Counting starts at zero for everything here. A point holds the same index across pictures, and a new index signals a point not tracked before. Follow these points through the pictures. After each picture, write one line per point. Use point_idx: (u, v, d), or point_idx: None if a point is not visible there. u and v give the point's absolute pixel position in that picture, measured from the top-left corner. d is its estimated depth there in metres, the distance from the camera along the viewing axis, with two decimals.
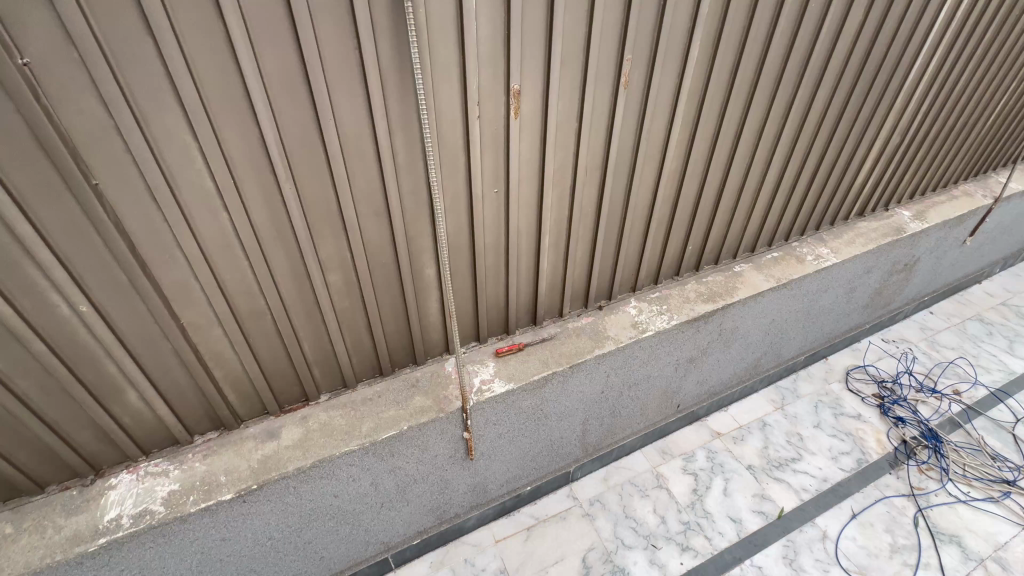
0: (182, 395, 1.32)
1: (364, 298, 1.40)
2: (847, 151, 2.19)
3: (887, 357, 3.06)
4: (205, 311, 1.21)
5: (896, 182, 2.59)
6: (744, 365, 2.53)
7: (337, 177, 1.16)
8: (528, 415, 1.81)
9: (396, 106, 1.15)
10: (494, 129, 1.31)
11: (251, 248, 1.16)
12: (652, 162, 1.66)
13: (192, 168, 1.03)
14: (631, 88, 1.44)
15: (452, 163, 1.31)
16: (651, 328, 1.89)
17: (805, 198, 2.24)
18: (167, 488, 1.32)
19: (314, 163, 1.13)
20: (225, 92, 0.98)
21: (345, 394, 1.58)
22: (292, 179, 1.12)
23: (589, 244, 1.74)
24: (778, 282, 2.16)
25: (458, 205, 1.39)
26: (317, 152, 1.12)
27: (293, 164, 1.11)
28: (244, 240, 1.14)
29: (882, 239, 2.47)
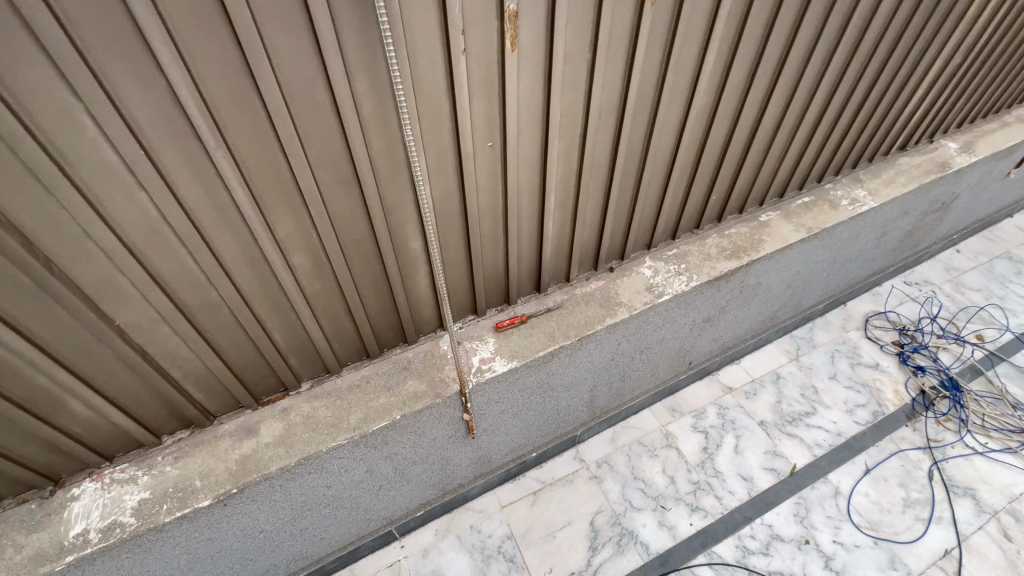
0: (138, 399, 1.15)
1: (339, 281, 1.19)
2: (902, 75, 1.87)
3: (909, 302, 2.88)
4: (145, 309, 1.00)
5: (947, 110, 2.27)
6: (762, 318, 2.37)
7: (286, 142, 0.91)
8: (532, 389, 1.66)
9: (354, 41, 0.87)
10: (486, 67, 1.02)
11: (188, 234, 0.94)
12: (679, 98, 1.37)
13: (87, 137, 0.78)
14: (659, 5, 1.13)
15: (434, 114, 1.04)
16: (668, 291, 1.70)
17: (847, 134, 1.95)
18: (137, 497, 1.19)
19: (253, 124, 0.88)
20: (109, 30, 0.71)
21: (330, 381, 1.42)
22: (226, 147, 0.87)
23: (601, 201, 1.50)
24: (809, 232, 1.93)
25: (445, 164, 1.14)
26: (255, 109, 0.86)
27: (225, 127, 0.86)
28: (177, 227, 0.92)
29: (925, 177, 2.20)
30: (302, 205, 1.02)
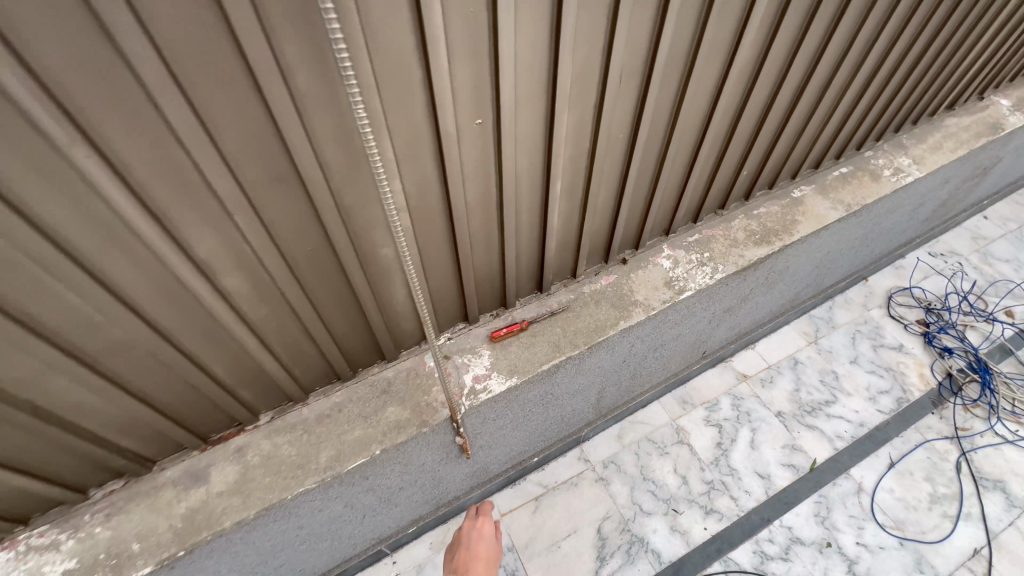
0: (46, 459, 0.91)
1: (291, 303, 0.95)
2: (970, 20, 1.57)
3: (935, 276, 2.67)
4: (24, 357, 0.76)
5: (1004, 61, 1.98)
6: (782, 303, 2.16)
7: (181, 131, 0.67)
8: (534, 402, 1.44)
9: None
10: (472, 14, 0.74)
11: (62, 263, 0.71)
12: (717, 54, 1.09)
13: None
14: None
15: (402, 82, 0.76)
16: (691, 287, 1.45)
17: (898, 93, 1.67)
18: (61, 568, 0.98)
19: (129, 111, 0.63)
20: None
21: (294, 410, 1.18)
22: (94, 143, 0.64)
23: (616, 184, 1.24)
24: (849, 210, 1.68)
25: (420, 149, 0.87)
26: (127, 89, 0.62)
27: (86, 119, 0.62)
28: (43, 256, 0.69)
29: (975, 141, 1.93)
30: (224, 209, 0.77)
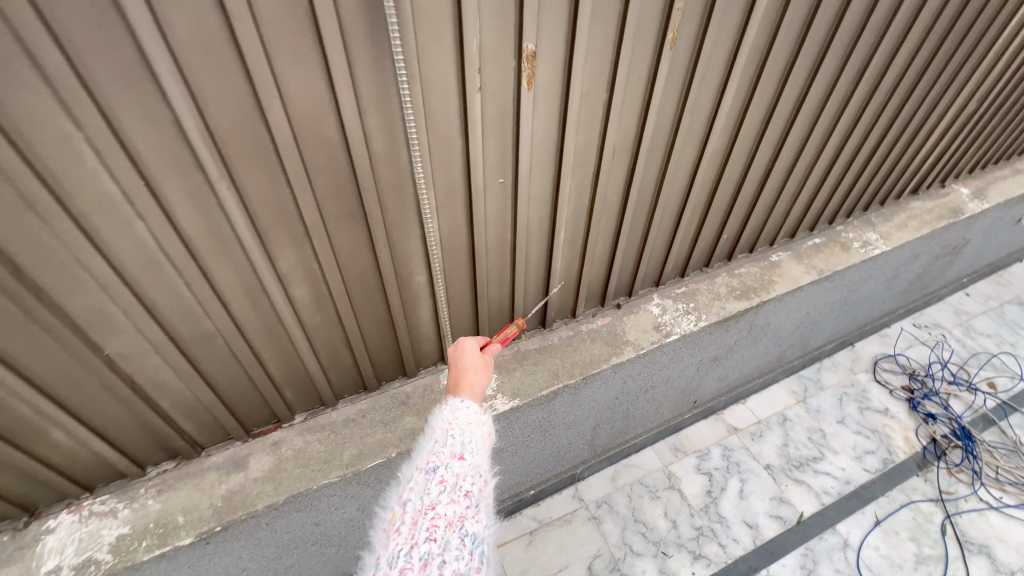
0: (123, 429, 1.11)
1: (340, 314, 1.16)
2: (913, 125, 1.84)
3: (919, 345, 2.83)
4: (137, 339, 0.96)
5: (960, 156, 2.24)
6: (769, 358, 2.32)
7: (259, 215, 0.91)
8: (533, 427, 1.60)
9: (365, 61, 0.82)
10: (501, 106, 1.00)
11: (145, 325, 0.94)
12: (692, 138, 1.34)
13: (84, 167, 0.74)
14: (678, 45, 1.10)
15: (445, 152, 1.01)
16: (677, 331, 1.65)
17: (854, 181, 1.93)
18: (116, 532, 1.14)
19: (214, 218, 0.88)
20: (112, 59, 0.67)
21: (324, 414, 1.36)
22: (193, 261, 0.91)
23: (609, 236, 1.48)
24: (821, 274, 1.90)
25: (454, 200, 1.11)
26: (211, 202, 0.86)
27: (192, 242, 0.89)
28: (136, 319, 0.93)
29: (937, 223, 2.17)
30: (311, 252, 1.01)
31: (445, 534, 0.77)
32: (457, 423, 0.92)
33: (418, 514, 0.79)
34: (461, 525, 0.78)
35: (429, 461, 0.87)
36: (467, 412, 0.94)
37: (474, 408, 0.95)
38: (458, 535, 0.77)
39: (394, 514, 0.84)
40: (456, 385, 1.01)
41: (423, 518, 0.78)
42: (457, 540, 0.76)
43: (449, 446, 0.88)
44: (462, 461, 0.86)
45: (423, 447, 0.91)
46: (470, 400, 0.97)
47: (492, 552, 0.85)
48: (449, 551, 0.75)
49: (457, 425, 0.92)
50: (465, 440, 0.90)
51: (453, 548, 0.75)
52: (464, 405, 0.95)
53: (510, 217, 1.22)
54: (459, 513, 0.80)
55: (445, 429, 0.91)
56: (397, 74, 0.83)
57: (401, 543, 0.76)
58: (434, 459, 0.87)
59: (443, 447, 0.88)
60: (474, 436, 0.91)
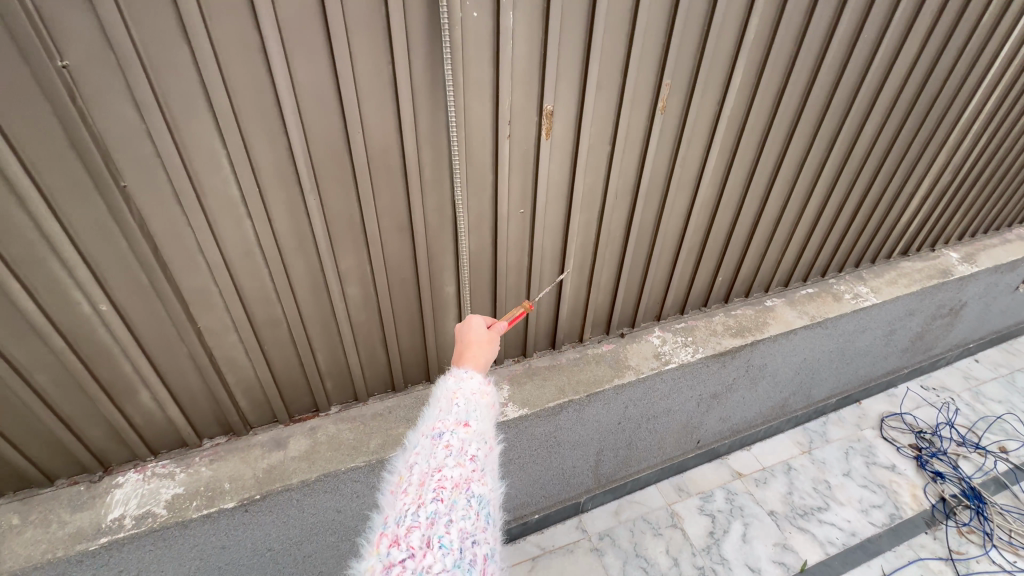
0: (194, 398, 1.32)
1: (382, 314, 1.38)
2: (891, 191, 2.05)
3: (927, 406, 2.87)
4: (223, 316, 1.20)
5: (945, 222, 2.43)
6: (771, 403, 2.42)
7: (332, 222, 1.17)
8: (540, 442, 1.74)
9: (426, 111, 1.10)
10: (525, 151, 1.27)
11: (233, 305, 1.18)
12: (685, 186, 1.58)
13: (219, 174, 1.01)
14: (669, 111, 1.37)
15: (479, 184, 1.27)
16: (675, 360, 1.81)
17: (841, 238, 2.13)
18: (172, 491, 1.31)
19: (298, 221, 1.14)
20: (255, 100, 0.96)
21: (356, 407, 1.55)
22: (278, 256, 1.16)
23: (613, 269, 1.69)
24: (812, 319, 2.06)
25: (483, 224, 1.35)
26: (299, 208, 1.12)
27: (280, 240, 1.14)
28: (227, 298, 1.16)
29: (927, 281, 2.33)
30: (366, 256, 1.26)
31: (452, 496, 0.72)
32: (462, 392, 0.88)
33: (423, 476, 0.75)
34: (467, 487, 0.74)
35: (434, 427, 0.83)
36: (472, 382, 0.90)
37: (479, 378, 0.91)
38: (464, 497, 0.73)
39: (398, 479, 0.79)
40: (460, 358, 0.96)
41: (428, 480, 0.74)
42: (464, 502, 0.72)
43: (454, 413, 0.84)
44: (468, 427, 0.83)
45: (427, 415, 0.87)
46: (473, 371, 0.93)
47: (498, 518, 0.81)
48: (455, 512, 0.71)
49: (462, 394, 0.87)
50: (470, 409, 0.85)
51: (460, 510, 0.71)
52: (468, 375, 0.91)
53: (528, 243, 1.46)
54: (466, 476, 0.75)
55: (450, 397, 0.87)
56: (449, 122, 1.11)
57: (407, 505, 0.72)
58: (439, 425, 0.82)
59: (448, 414, 0.84)
60: (479, 404, 0.88)
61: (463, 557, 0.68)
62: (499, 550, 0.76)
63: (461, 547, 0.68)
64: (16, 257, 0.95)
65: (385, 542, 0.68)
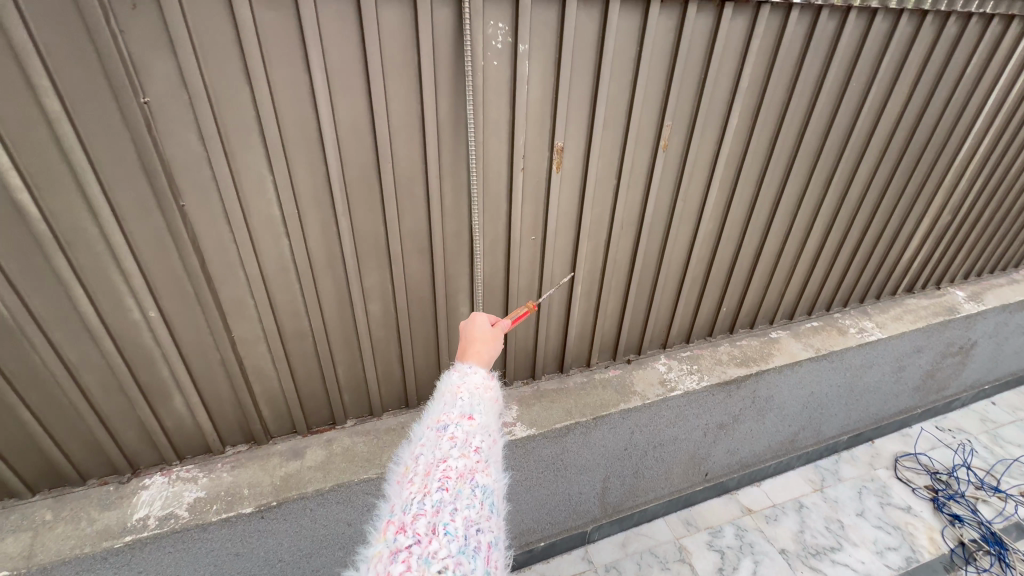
0: (221, 405, 1.40)
1: (400, 331, 1.47)
2: (891, 229, 2.12)
3: (942, 447, 2.82)
4: (255, 326, 1.30)
5: (949, 260, 2.48)
6: (780, 437, 2.42)
7: (360, 243, 1.28)
8: (547, 464, 1.77)
9: (448, 145, 1.23)
10: (537, 182, 1.38)
11: (265, 316, 1.28)
12: (688, 219, 1.68)
13: (265, 196, 1.13)
14: (671, 149, 1.49)
15: (494, 211, 1.38)
16: (680, 387, 1.85)
17: (844, 273, 2.20)
18: (194, 495, 1.37)
19: (330, 241, 1.25)
20: (301, 133, 1.09)
21: (370, 421, 1.62)
22: (309, 272, 1.26)
23: (620, 296, 1.77)
24: (817, 351, 2.09)
25: (497, 249, 1.46)
26: (331, 229, 1.23)
27: (312, 258, 1.26)
28: (261, 310, 1.27)
29: (933, 318, 2.36)
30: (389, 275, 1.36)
31: (456, 485, 0.74)
32: (465, 387, 0.91)
33: (429, 467, 0.77)
34: (472, 477, 0.76)
35: (439, 420, 0.85)
36: (475, 377, 0.93)
37: (482, 373, 0.94)
38: (469, 486, 0.75)
39: (403, 471, 0.81)
40: (464, 355, 1.00)
41: (434, 470, 0.76)
42: (469, 491, 0.74)
43: (458, 406, 0.86)
44: (472, 419, 0.84)
45: (431, 410, 0.89)
46: (477, 367, 0.97)
47: (503, 509, 0.82)
48: (460, 501, 0.73)
49: (466, 388, 0.90)
50: (474, 402, 0.88)
51: (464, 498, 0.73)
52: (472, 371, 0.94)
53: (538, 268, 1.55)
54: (470, 467, 0.77)
55: (454, 391, 0.89)
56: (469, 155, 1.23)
57: (413, 494, 0.74)
58: (443, 418, 0.84)
59: (452, 407, 0.86)
60: (483, 398, 0.90)
61: (468, 544, 0.69)
62: (505, 540, 0.77)
63: (466, 535, 0.69)
64: (82, 266, 1.07)
65: (392, 530, 0.70)
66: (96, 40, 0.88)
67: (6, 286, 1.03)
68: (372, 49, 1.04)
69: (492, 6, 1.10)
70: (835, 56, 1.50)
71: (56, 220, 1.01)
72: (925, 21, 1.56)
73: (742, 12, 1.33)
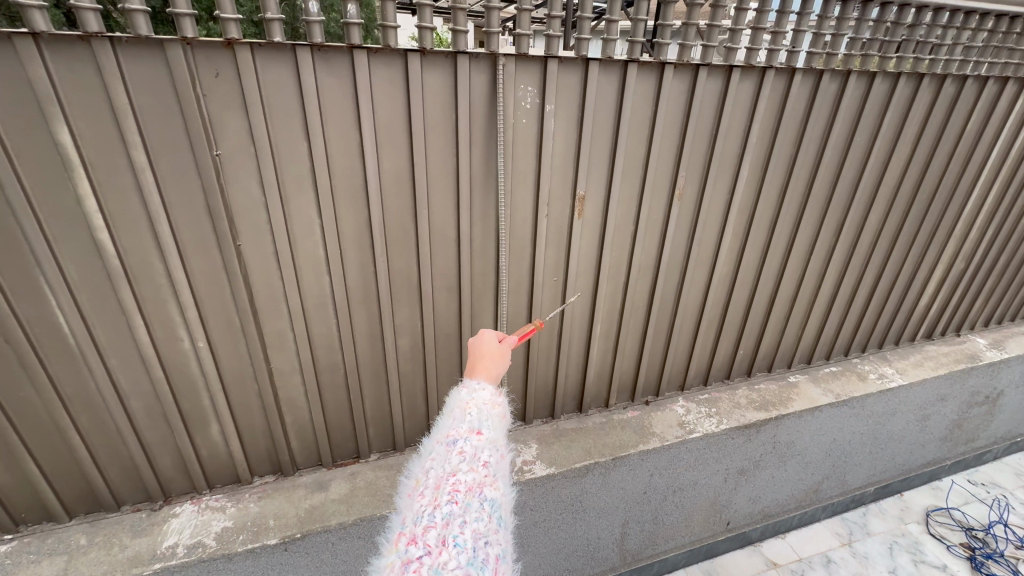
0: (254, 435, 1.46)
1: (426, 366, 1.53)
2: (905, 276, 2.16)
3: (976, 502, 2.71)
4: (293, 359, 1.37)
5: (966, 307, 2.49)
6: (803, 486, 2.36)
7: (394, 281, 1.37)
8: (566, 506, 1.76)
9: (479, 193, 1.34)
10: (559, 227, 1.47)
11: (303, 349, 1.36)
12: (703, 264, 1.75)
13: (312, 237, 1.24)
14: (685, 197, 1.58)
15: (519, 253, 1.47)
16: (699, 429, 1.86)
17: (860, 319, 2.22)
18: (221, 524, 1.39)
19: (366, 279, 1.34)
20: (348, 181, 1.21)
21: (393, 456, 1.65)
22: (346, 307, 1.35)
23: (638, 337, 1.82)
24: (837, 397, 2.08)
25: (520, 288, 1.54)
26: (369, 268, 1.33)
27: (350, 294, 1.34)
28: (299, 343, 1.35)
29: (955, 365, 2.34)
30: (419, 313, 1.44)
31: (465, 499, 0.78)
32: (474, 402, 0.93)
33: (439, 480, 0.80)
34: (480, 491, 0.80)
35: (448, 435, 0.88)
36: (484, 393, 0.95)
37: (490, 390, 0.97)
38: (478, 500, 0.79)
39: (414, 484, 0.85)
40: (472, 369, 1.03)
41: (444, 484, 0.79)
42: (477, 505, 0.78)
43: (467, 421, 0.89)
44: (480, 434, 0.87)
45: (440, 424, 0.92)
46: (485, 382, 0.99)
47: (510, 522, 0.86)
48: (469, 514, 0.77)
49: (475, 404, 0.92)
50: (482, 417, 0.90)
51: (473, 511, 0.77)
52: (480, 387, 0.97)
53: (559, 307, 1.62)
54: (479, 481, 0.81)
55: (463, 406, 0.92)
56: (498, 201, 1.33)
57: (423, 506, 0.78)
58: (452, 433, 0.87)
59: (461, 423, 0.89)
60: (491, 414, 0.92)
61: (477, 556, 0.73)
62: (512, 553, 0.81)
63: (474, 546, 0.73)
64: (144, 298, 1.17)
65: (404, 541, 0.74)
66: (182, 102, 1.02)
67: (76, 315, 1.13)
68: (416, 108, 1.17)
69: (522, 71, 1.23)
70: (838, 113, 1.60)
71: (127, 255, 1.11)
72: (922, 82, 1.67)
73: (749, 75, 1.45)
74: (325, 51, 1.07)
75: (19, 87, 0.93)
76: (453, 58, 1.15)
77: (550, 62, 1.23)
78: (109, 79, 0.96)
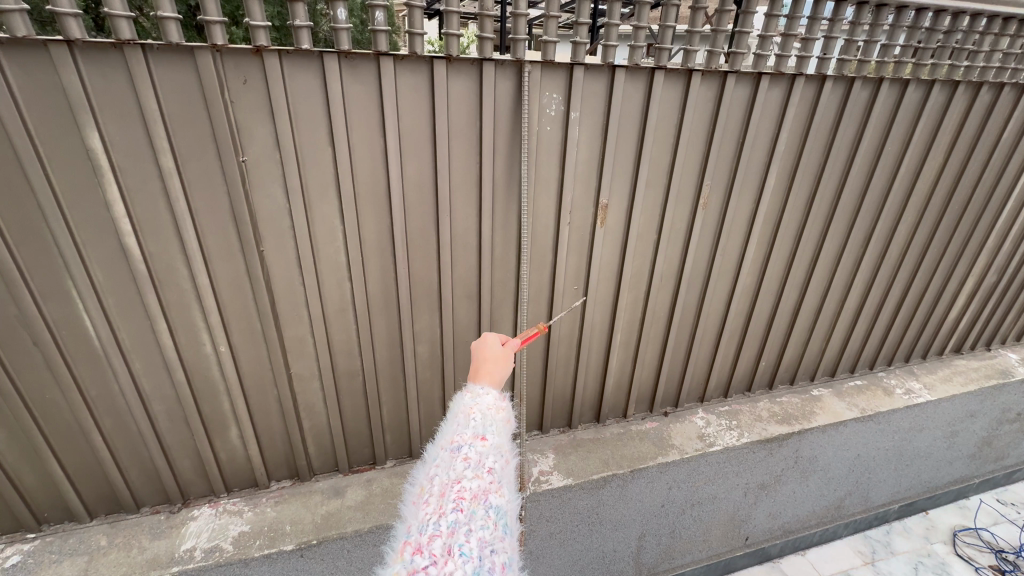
0: (272, 439, 1.46)
1: (444, 373, 1.52)
2: (935, 288, 2.10)
3: (1006, 523, 2.61)
4: (312, 365, 1.37)
5: (997, 321, 2.41)
6: (825, 501, 2.30)
7: (414, 289, 1.36)
8: (582, 517, 1.73)
9: (502, 200, 1.32)
10: (581, 235, 1.46)
11: (321, 354, 1.35)
12: (727, 273, 1.71)
13: (334, 244, 1.24)
14: (709, 207, 1.55)
15: (540, 261, 1.46)
16: (719, 442, 1.81)
17: (887, 331, 2.16)
18: (238, 528, 1.39)
19: (387, 286, 1.34)
20: (372, 188, 1.20)
21: (409, 463, 1.64)
22: (366, 314, 1.35)
23: (658, 347, 1.78)
24: (863, 411, 2.03)
25: (540, 296, 1.52)
26: (389, 275, 1.32)
27: (370, 301, 1.34)
28: (318, 348, 1.34)
29: (985, 380, 2.27)
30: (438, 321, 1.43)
31: (470, 506, 0.76)
32: (478, 407, 0.91)
33: (444, 487, 0.78)
34: (485, 498, 0.78)
35: (452, 441, 0.86)
36: (488, 398, 0.93)
37: (495, 394, 0.94)
38: (483, 507, 0.77)
39: (418, 491, 0.82)
40: (474, 373, 1.01)
41: (448, 491, 0.78)
42: (482, 513, 0.76)
43: (471, 427, 0.87)
44: (485, 441, 0.85)
45: (444, 430, 0.90)
46: (489, 387, 0.97)
47: (517, 529, 0.84)
48: (474, 522, 0.75)
49: (478, 408, 0.90)
50: (488, 423, 0.88)
51: (478, 520, 0.75)
52: (484, 392, 0.94)
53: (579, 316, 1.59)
54: (484, 488, 0.79)
55: (467, 411, 0.90)
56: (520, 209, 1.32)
57: (428, 514, 0.76)
58: (456, 439, 0.85)
59: (465, 428, 0.87)
60: (495, 419, 0.90)
61: (483, 565, 0.71)
62: (520, 561, 0.79)
63: (480, 556, 0.72)
64: (169, 302, 1.18)
65: (409, 550, 0.72)
66: (211, 109, 1.02)
67: (102, 319, 1.14)
68: (440, 116, 1.16)
69: (548, 79, 1.22)
70: (869, 122, 1.56)
71: (153, 261, 1.12)
72: (957, 90, 1.62)
73: (777, 83, 1.42)
74: (351, 58, 1.07)
75: (55, 94, 0.94)
76: (479, 65, 1.15)
77: (576, 68, 1.21)
78: (139, 85, 0.96)
